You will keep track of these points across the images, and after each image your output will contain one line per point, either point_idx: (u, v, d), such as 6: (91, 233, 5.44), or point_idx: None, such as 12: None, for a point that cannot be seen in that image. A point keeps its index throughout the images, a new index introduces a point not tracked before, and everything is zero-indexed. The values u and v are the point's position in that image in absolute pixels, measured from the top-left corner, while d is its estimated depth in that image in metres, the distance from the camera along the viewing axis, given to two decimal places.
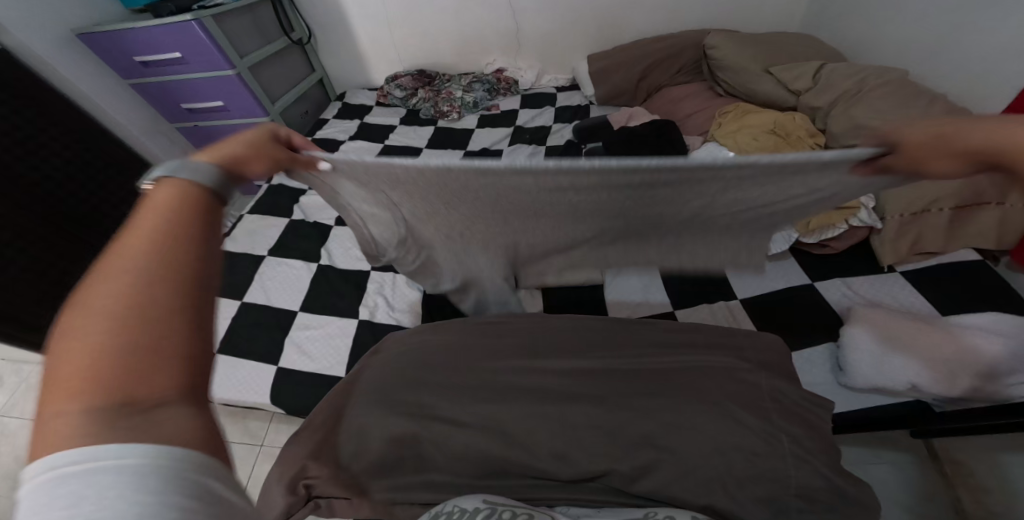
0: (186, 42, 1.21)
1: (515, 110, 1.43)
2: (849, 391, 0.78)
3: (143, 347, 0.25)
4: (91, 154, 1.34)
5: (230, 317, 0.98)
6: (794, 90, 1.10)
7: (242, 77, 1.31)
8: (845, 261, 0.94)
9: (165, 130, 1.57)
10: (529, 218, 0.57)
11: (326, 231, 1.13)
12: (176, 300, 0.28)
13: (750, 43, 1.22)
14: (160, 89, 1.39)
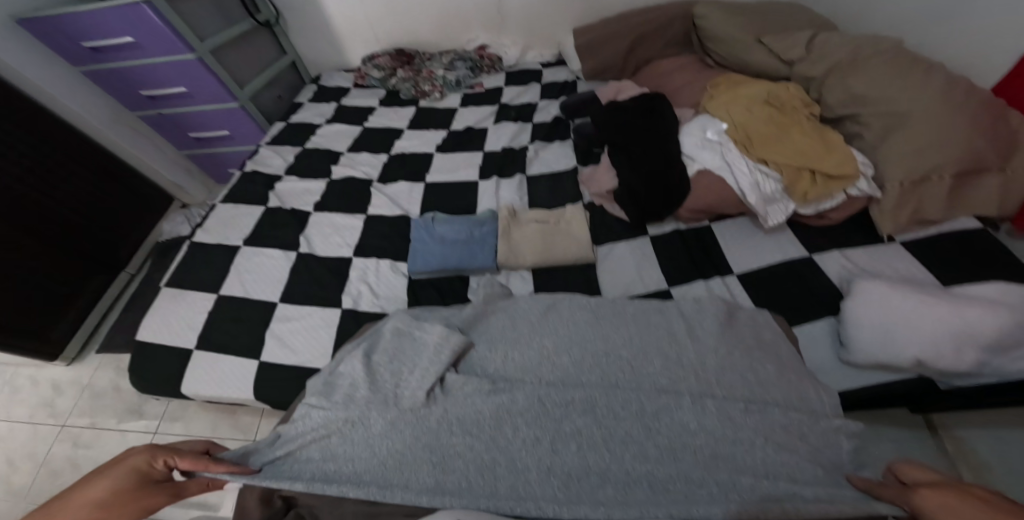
0: (138, 26, 1.14)
1: (500, 87, 1.38)
2: (852, 368, 0.76)
3: None
4: (54, 147, 1.27)
5: (205, 310, 0.93)
6: (787, 60, 1.04)
7: (203, 61, 1.24)
8: (844, 232, 0.91)
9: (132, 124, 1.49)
10: (512, 425, 0.54)
11: (305, 218, 1.07)
12: None
13: (739, 11, 1.14)
14: (116, 76, 1.31)
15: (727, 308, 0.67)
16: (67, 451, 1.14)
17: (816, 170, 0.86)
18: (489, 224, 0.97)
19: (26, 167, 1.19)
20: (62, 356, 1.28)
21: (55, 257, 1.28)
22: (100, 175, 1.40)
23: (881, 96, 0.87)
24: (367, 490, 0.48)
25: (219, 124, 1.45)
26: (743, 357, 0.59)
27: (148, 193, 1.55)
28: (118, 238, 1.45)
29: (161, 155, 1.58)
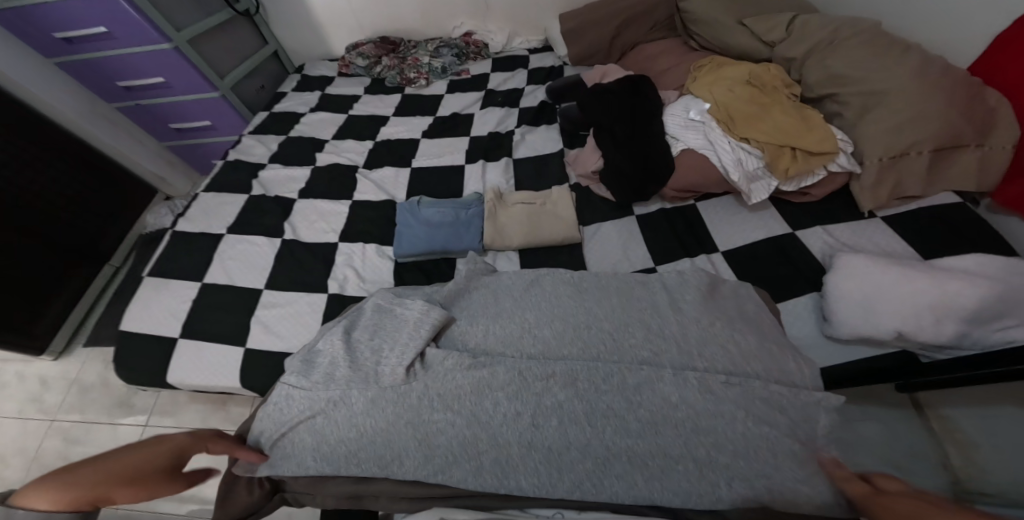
0: (111, 15, 1.12)
1: (486, 74, 1.38)
2: (836, 342, 0.76)
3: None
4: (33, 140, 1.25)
5: (189, 298, 0.92)
6: (768, 41, 1.05)
7: (181, 50, 1.22)
8: (827, 209, 0.92)
9: (109, 114, 1.46)
10: (497, 402, 0.50)
11: (290, 205, 1.06)
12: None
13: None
14: (90, 68, 1.29)
15: (709, 280, 0.66)
16: (58, 446, 1.13)
17: (796, 147, 0.86)
18: (475, 206, 0.97)
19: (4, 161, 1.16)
20: (48, 351, 1.27)
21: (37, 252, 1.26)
22: (81, 168, 1.38)
23: (858, 75, 0.88)
24: (366, 469, 0.51)
25: (201, 115, 1.44)
26: (725, 327, 0.57)
27: (130, 184, 1.53)
28: (102, 229, 1.43)
29: (141, 146, 1.57)
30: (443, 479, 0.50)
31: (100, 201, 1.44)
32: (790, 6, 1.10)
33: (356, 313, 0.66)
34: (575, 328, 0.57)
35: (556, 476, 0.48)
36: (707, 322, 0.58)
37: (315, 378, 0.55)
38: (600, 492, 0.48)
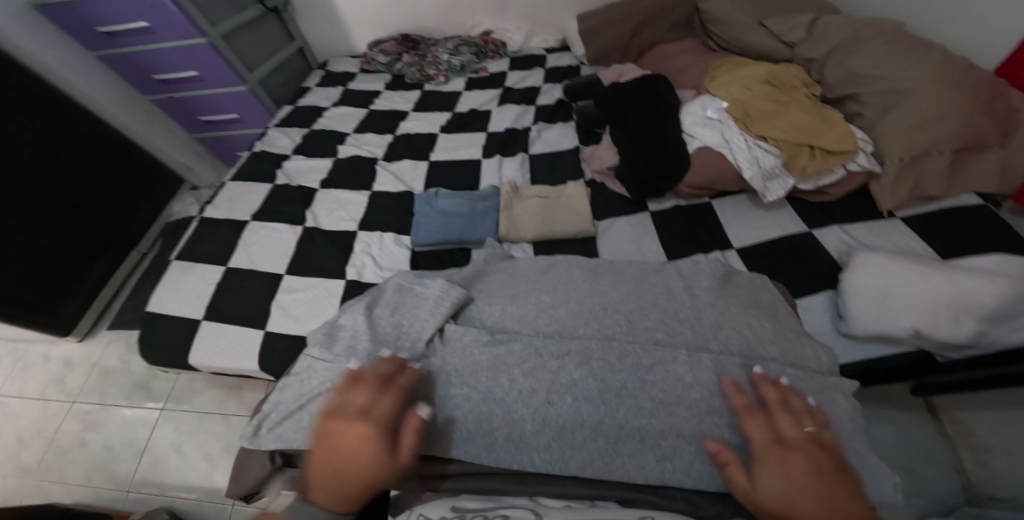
0: (153, 10, 1.18)
1: (504, 72, 1.40)
2: (850, 340, 0.76)
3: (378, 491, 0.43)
4: (69, 125, 1.31)
5: (214, 281, 0.95)
6: (789, 42, 1.04)
7: (215, 45, 1.28)
8: (844, 208, 0.91)
9: (143, 106, 1.52)
10: (511, 379, 0.51)
11: (312, 195, 1.09)
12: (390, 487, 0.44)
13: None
14: (129, 61, 1.35)
15: (724, 270, 0.67)
16: (77, 428, 1.16)
17: (815, 146, 0.86)
18: (492, 199, 0.99)
19: (39, 145, 1.23)
20: (74, 332, 1.31)
21: (69, 235, 1.31)
22: (115, 156, 1.44)
23: (880, 74, 0.88)
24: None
25: (229, 107, 1.49)
26: (740, 313, 0.58)
27: (159, 174, 1.59)
28: (130, 216, 1.49)
29: (171, 137, 1.61)
30: (456, 454, 0.51)
31: (131, 189, 1.50)
32: (811, 7, 1.10)
33: (377, 293, 0.68)
34: (591, 309, 0.58)
35: (567, 455, 0.49)
36: (721, 308, 0.58)
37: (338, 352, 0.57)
38: (609, 471, 0.49)
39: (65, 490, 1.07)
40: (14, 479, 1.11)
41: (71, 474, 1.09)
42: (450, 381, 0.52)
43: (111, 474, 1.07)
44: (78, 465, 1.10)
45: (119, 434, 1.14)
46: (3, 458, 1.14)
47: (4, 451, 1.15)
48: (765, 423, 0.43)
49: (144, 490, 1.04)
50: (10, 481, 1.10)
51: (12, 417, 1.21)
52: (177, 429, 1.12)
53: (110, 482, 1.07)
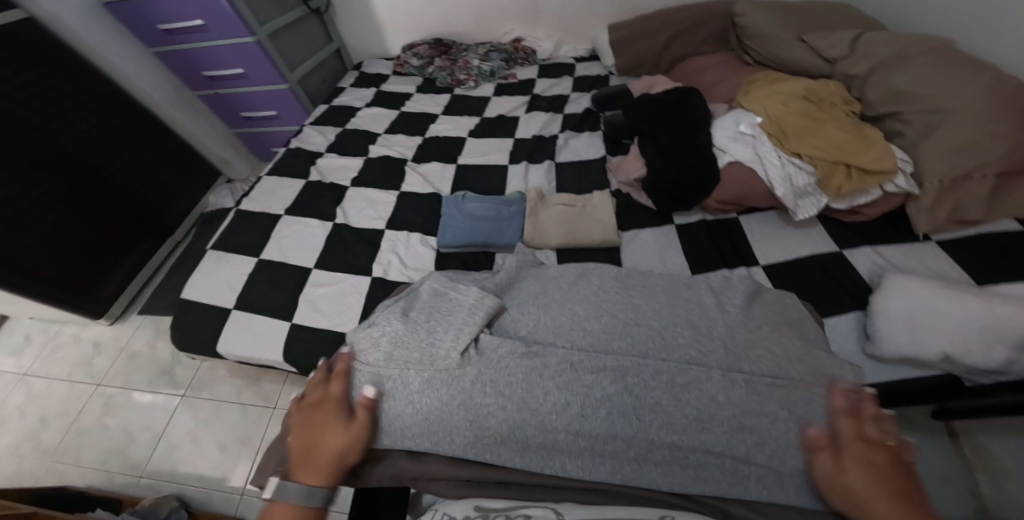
0: (208, 9, 1.23)
1: (532, 79, 1.42)
2: (876, 363, 0.74)
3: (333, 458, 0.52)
4: (115, 115, 1.38)
5: (246, 272, 0.97)
6: (830, 58, 1.03)
7: (262, 45, 1.32)
8: (876, 229, 0.90)
9: (188, 99, 1.58)
10: (548, 395, 0.52)
11: (342, 192, 1.12)
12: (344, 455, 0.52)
13: (782, 10, 1.13)
14: (181, 59, 1.41)
15: (754, 287, 0.67)
16: (99, 411, 1.19)
17: (852, 165, 0.85)
18: (518, 204, 1.00)
19: (93, 136, 1.32)
20: (106, 315, 1.35)
21: (110, 220, 1.38)
22: (158, 147, 1.52)
23: (928, 92, 0.85)
24: (420, 444, 0.54)
25: (268, 105, 1.54)
26: (771, 331, 0.58)
27: (198, 166, 1.66)
28: (168, 205, 1.56)
29: (213, 132, 1.70)
30: (490, 457, 0.54)
31: (171, 179, 1.57)
32: (852, 24, 1.09)
33: (410, 298, 0.67)
34: (625, 324, 0.58)
35: (596, 460, 0.52)
36: (754, 326, 0.58)
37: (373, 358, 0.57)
38: (636, 478, 0.52)
39: (80, 473, 1.09)
40: (32, 460, 1.13)
41: (87, 458, 1.11)
42: (487, 395, 0.52)
43: (126, 460, 1.09)
44: (95, 449, 1.12)
45: (137, 419, 1.16)
46: (25, 438, 1.17)
47: (25, 430, 1.18)
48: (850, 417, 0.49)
49: (155, 477, 1.05)
50: (29, 461, 1.12)
51: (39, 396, 1.24)
52: (194, 417, 1.14)
53: (124, 467, 1.08)
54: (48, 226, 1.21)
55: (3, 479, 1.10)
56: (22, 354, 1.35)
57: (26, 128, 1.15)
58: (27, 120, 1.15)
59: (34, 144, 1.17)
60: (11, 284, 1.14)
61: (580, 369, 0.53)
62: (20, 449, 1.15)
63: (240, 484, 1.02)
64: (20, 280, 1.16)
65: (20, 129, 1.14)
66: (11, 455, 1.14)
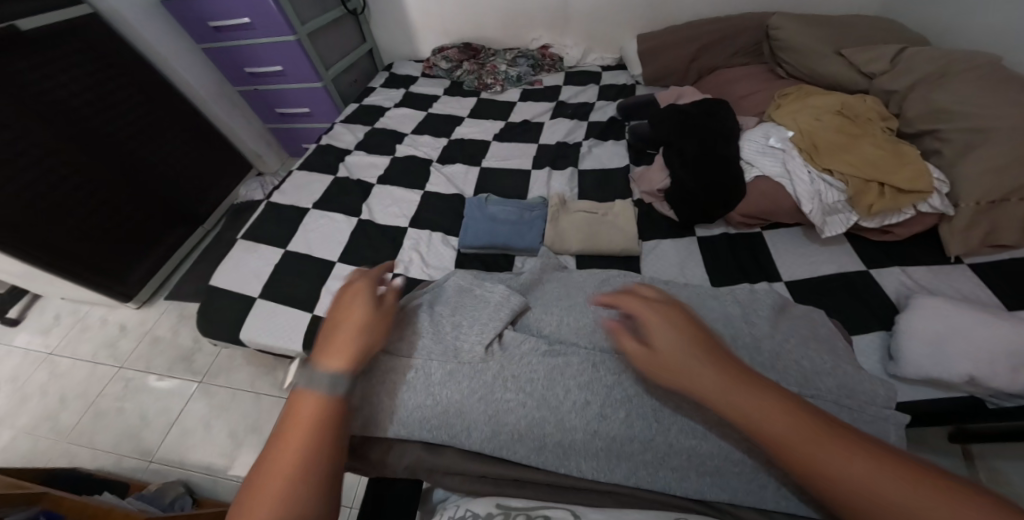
0: (256, 8, 1.29)
1: (559, 86, 1.43)
2: (899, 383, 0.72)
3: (349, 342, 0.46)
4: (161, 108, 1.47)
5: (273, 263, 1.00)
6: (869, 73, 1.00)
7: (302, 43, 1.38)
8: (907, 250, 0.88)
9: (228, 93, 1.66)
10: (569, 394, 0.52)
11: (368, 189, 1.14)
12: (362, 339, 0.47)
13: (823, 25, 1.13)
14: (227, 55, 1.48)
15: (780, 301, 0.66)
16: (118, 393, 1.22)
17: (884, 183, 0.83)
18: (539, 209, 1.01)
19: (140, 127, 1.41)
20: (134, 299, 1.41)
21: (148, 207, 1.45)
22: (198, 139, 1.59)
23: (972, 110, 0.82)
24: (438, 436, 0.55)
25: (303, 101, 1.60)
26: (798, 344, 0.56)
27: (233, 159, 1.74)
28: (201, 196, 1.62)
29: (249, 127, 1.77)
30: (507, 453, 0.54)
31: (208, 172, 1.64)
32: (892, 39, 1.07)
33: (430, 294, 0.67)
34: None
35: (613, 462, 0.52)
36: (780, 339, 0.57)
37: (399, 349, 0.57)
38: (651, 482, 0.52)
39: (92, 455, 1.11)
40: (47, 439, 1.15)
41: (101, 440, 1.13)
42: (507, 389, 0.53)
43: (139, 444, 1.11)
44: (109, 432, 1.15)
45: (153, 404, 1.19)
46: (43, 417, 1.20)
47: (44, 409, 1.21)
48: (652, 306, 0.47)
49: (164, 462, 1.07)
50: (45, 440, 1.15)
51: (62, 376, 1.28)
52: (208, 404, 1.17)
53: (135, 451, 1.10)
54: (89, 211, 1.28)
55: (17, 457, 1.12)
56: (50, 334, 1.40)
57: (78, 117, 1.23)
58: (82, 110, 1.24)
59: (83, 131, 1.25)
60: (49, 265, 1.19)
61: (602, 371, 0.53)
62: (37, 429, 1.18)
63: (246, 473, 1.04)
64: (60, 262, 1.22)
65: (73, 118, 1.22)
66: (27, 433, 1.17)
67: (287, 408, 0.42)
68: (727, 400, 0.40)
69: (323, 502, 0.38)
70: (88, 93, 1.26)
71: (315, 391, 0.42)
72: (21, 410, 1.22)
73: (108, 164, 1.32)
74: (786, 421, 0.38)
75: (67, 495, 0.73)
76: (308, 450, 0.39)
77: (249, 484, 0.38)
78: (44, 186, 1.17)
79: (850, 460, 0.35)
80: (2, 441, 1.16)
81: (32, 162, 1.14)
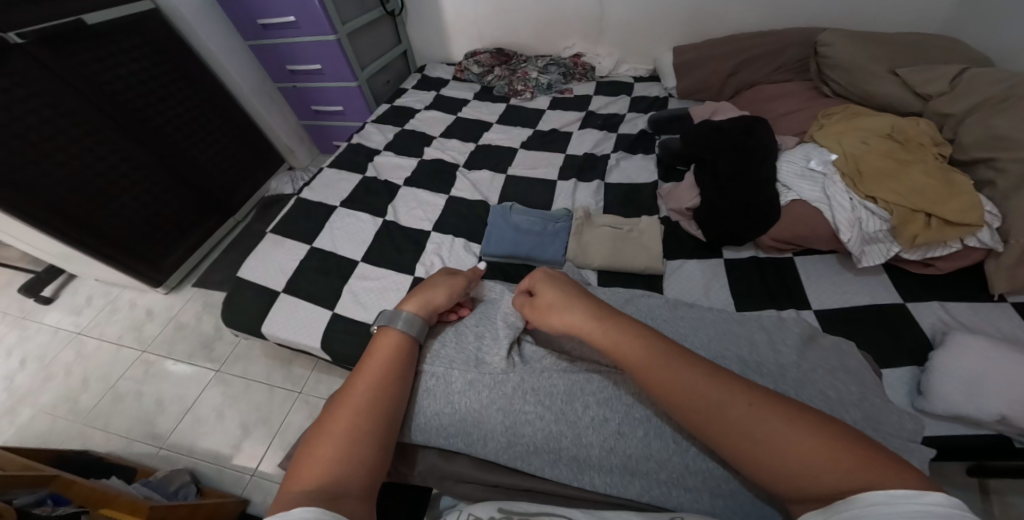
0: (302, 8, 1.33)
1: (589, 95, 1.42)
2: (926, 418, 0.69)
3: (425, 291, 0.59)
4: (206, 101, 1.52)
5: (298, 258, 1.02)
6: (923, 94, 0.95)
7: (341, 42, 1.41)
8: (947, 284, 0.83)
9: (269, 91, 1.71)
10: (589, 412, 0.50)
11: (394, 190, 1.15)
12: (435, 291, 0.60)
13: (874, 42, 1.07)
14: (272, 52, 1.53)
15: (809, 330, 0.63)
16: (138, 377, 1.26)
17: (933, 214, 0.79)
18: (564, 221, 1.00)
19: (186, 120, 1.46)
20: (163, 285, 1.45)
21: (186, 196, 1.50)
22: (236, 131, 1.64)
23: None
24: (453, 443, 0.53)
25: (338, 100, 1.63)
26: (827, 375, 0.53)
27: (268, 152, 1.78)
28: (236, 188, 1.68)
29: (285, 123, 1.81)
30: (521, 465, 0.52)
31: (243, 164, 1.69)
32: (950, 59, 1.01)
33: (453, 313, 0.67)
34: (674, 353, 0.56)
35: (628, 478, 0.49)
36: (807, 368, 0.54)
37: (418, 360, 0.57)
38: (667, 503, 0.48)
39: (106, 438, 1.14)
40: (65, 420, 1.19)
41: (116, 424, 1.16)
42: (523, 401, 0.52)
43: (152, 430, 1.14)
44: (125, 416, 1.18)
45: (170, 390, 1.22)
46: (65, 397, 1.24)
47: (67, 390, 1.25)
48: (556, 291, 0.55)
49: (173, 449, 1.10)
50: (63, 421, 1.19)
51: (87, 357, 1.33)
52: (223, 393, 1.19)
53: (147, 437, 1.13)
54: (131, 199, 1.33)
55: (36, 436, 1.16)
56: (81, 314, 1.45)
57: (130, 107, 1.30)
58: (133, 101, 1.31)
59: (132, 120, 1.31)
60: (90, 248, 1.24)
61: (623, 390, 0.52)
62: (57, 408, 1.22)
63: (250, 465, 1.05)
64: (100, 246, 1.26)
65: (126, 109, 1.29)
66: (48, 412, 1.21)
67: (361, 359, 0.51)
68: (663, 382, 0.43)
69: (384, 433, 0.44)
70: (142, 86, 1.32)
71: (392, 332, 0.53)
72: (45, 388, 1.27)
73: (153, 153, 1.37)
74: (691, 379, 0.42)
75: (76, 479, 0.75)
76: (375, 390, 0.46)
77: (322, 416, 0.45)
78: (92, 171, 1.22)
79: (746, 406, 0.39)
80: (25, 418, 1.20)
81: (85, 150, 1.20)
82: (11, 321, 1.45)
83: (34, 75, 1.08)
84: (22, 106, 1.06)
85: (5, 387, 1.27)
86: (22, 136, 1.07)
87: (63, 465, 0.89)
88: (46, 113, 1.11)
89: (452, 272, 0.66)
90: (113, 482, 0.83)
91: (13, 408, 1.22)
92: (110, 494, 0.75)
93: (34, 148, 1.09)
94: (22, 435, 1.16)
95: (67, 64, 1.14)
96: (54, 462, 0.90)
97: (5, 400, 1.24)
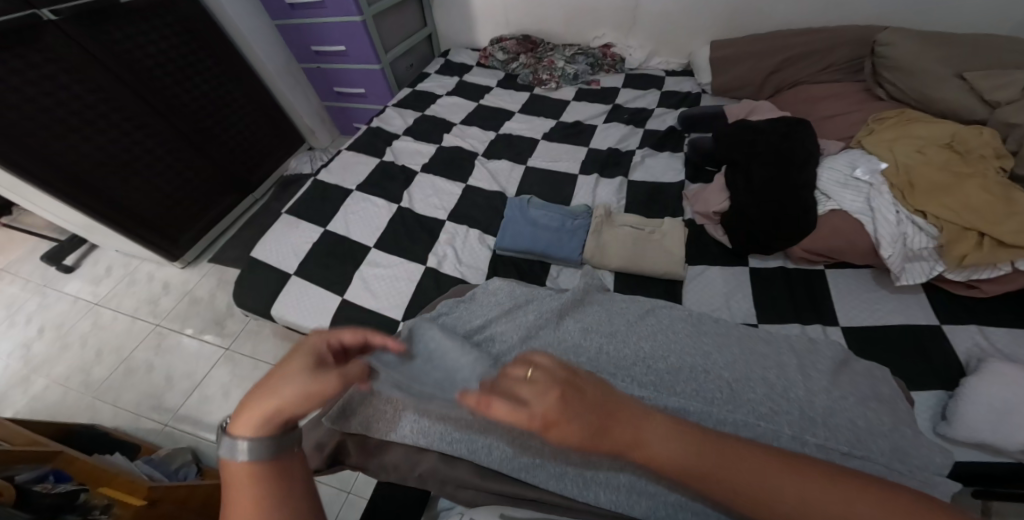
0: None
1: (616, 88, 1.36)
2: (948, 444, 0.65)
3: (269, 398, 0.40)
4: (233, 80, 1.51)
5: (310, 240, 1.01)
6: (990, 102, 0.87)
7: (366, 24, 1.38)
8: (995, 309, 0.77)
9: (295, 71, 1.70)
10: None
11: (411, 176, 1.13)
12: (284, 397, 0.40)
13: (939, 42, 0.98)
14: (299, 30, 1.51)
15: (842, 353, 0.58)
16: (149, 352, 1.28)
17: (987, 233, 0.72)
18: (582, 218, 0.95)
19: (211, 98, 1.46)
20: (180, 259, 1.47)
21: (207, 173, 1.50)
22: (259, 111, 1.63)
23: None
24: (456, 448, 0.51)
25: (361, 82, 1.61)
26: (865, 404, 0.49)
27: (290, 131, 1.77)
28: (256, 164, 1.68)
29: (307, 102, 1.80)
30: (526, 476, 0.49)
31: (264, 143, 1.69)
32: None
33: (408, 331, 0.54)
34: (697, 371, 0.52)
35: (633, 498, 0.46)
36: (839, 395, 0.49)
37: None
38: None
39: (114, 413, 1.16)
40: (77, 392, 1.21)
41: (124, 399, 1.18)
42: None
43: (159, 406, 1.16)
44: (133, 391, 1.20)
45: (178, 366, 1.23)
46: (78, 369, 1.27)
47: (83, 360, 1.28)
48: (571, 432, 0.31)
49: (178, 427, 1.11)
50: (75, 392, 1.21)
51: (102, 329, 1.35)
52: (231, 372, 1.20)
53: (153, 412, 1.15)
54: (154, 176, 1.34)
55: (47, 407, 1.18)
56: (99, 285, 1.48)
57: (158, 86, 1.30)
58: (162, 79, 1.31)
59: (159, 97, 1.31)
60: (113, 222, 1.26)
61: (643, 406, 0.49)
62: (69, 379, 1.24)
63: None
64: (123, 220, 1.28)
65: (155, 86, 1.29)
66: (59, 384, 1.23)
67: (223, 495, 0.39)
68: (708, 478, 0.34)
69: None
70: (171, 64, 1.32)
71: (238, 464, 0.39)
72: (59, 358, 1.29)
73: (178, 130, 1.38)
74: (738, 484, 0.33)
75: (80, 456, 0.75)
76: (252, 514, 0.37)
77: None
78: (117, 147, 1.23)
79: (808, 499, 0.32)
80: (38, 388, 1.23)
81: (112, 126, 1.21)
82: (33, 288, 1.49)
83: (64, 50, 1.08)
84: (52, 81, 1.07)
85: (21, 355, 1.31)
86: (52, 111, 1.08)
87: (66, 441, 0.90)
88: (75, 89, 1.12)
89: (319, 357, 0.42)
90: (113, 459, 0.83)
91: (28, 377, 1.26)
92: (110, 473, 0.75)
93: (63, 123, 1.11)
94: (36, 403, 1.19)
95: (98, 40, 1.14)
96: (60, 437, 0.91)
97: (20, 368, 1.28)
